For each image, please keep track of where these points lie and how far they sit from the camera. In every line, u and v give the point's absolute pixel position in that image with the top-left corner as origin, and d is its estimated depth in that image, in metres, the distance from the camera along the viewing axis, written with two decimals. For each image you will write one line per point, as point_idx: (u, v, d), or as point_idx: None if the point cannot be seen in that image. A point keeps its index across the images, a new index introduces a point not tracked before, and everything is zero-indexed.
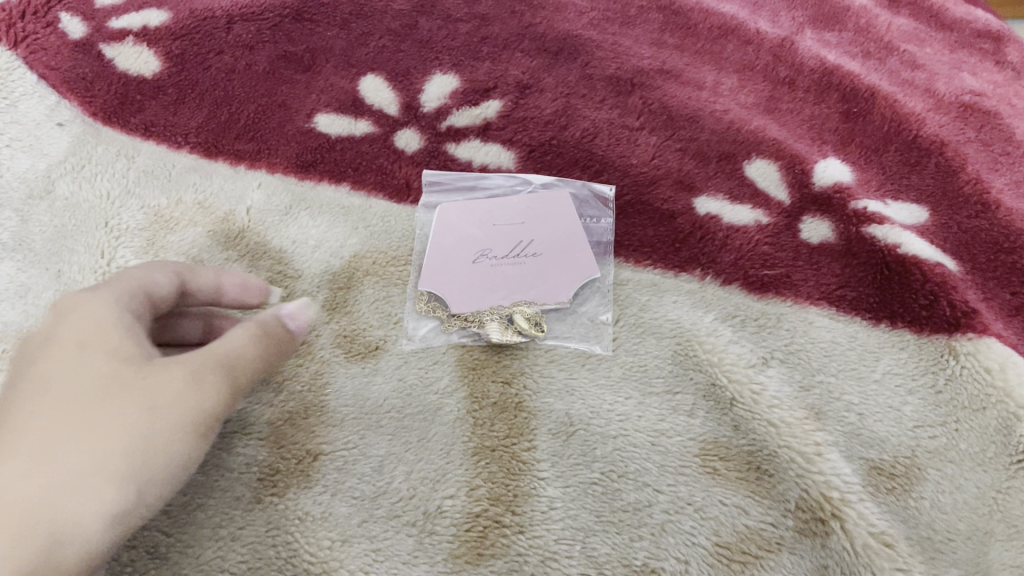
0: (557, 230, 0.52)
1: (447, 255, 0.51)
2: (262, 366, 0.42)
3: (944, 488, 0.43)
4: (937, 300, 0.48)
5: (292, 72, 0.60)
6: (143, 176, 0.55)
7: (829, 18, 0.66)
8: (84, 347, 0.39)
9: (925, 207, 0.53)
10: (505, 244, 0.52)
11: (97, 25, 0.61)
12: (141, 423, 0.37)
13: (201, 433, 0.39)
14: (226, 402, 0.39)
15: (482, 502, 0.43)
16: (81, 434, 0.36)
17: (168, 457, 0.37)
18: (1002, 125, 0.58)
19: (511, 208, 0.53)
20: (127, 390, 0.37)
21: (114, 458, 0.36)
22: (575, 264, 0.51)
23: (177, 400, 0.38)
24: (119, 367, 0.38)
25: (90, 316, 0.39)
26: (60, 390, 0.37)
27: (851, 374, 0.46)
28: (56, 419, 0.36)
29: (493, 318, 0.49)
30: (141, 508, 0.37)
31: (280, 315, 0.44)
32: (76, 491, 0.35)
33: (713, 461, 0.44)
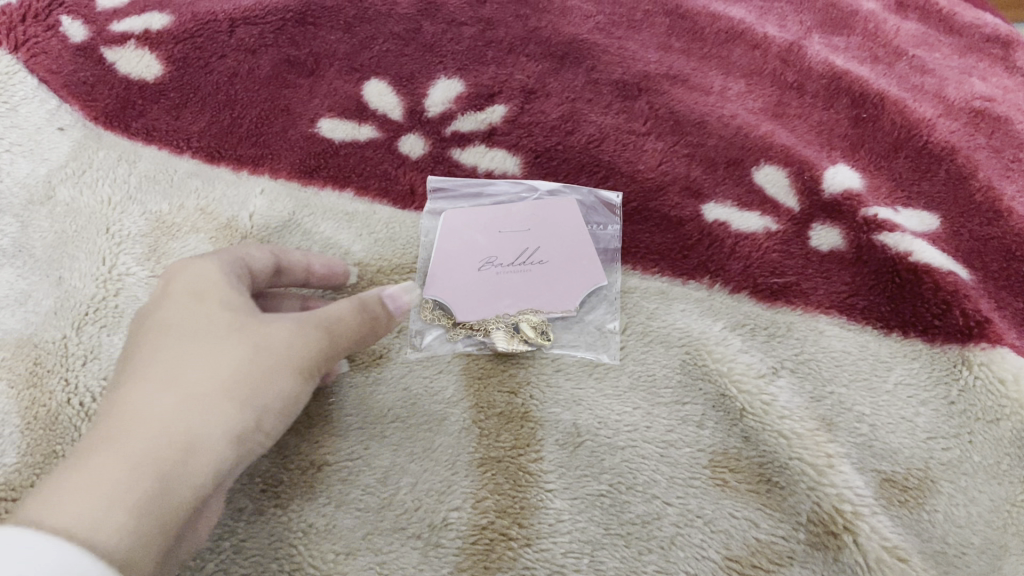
0: (564, 237, 0.51)
1: (452, 263, 0.50)
2: (367, 333, 0.42)
3: (958, 500, 0.42)
4: (950, 309, 0.47)
5: (295, 77, 0.59)
6: (145, 181, 0.54)
7: (838, 22, 0.65)
8: (196, 293, 0.40)
9: (936, 214, 0.53)
10: (510, 252, 0.50)
11: (98, 28, 0.60)
12: (253, 357, 0.38)
13: (304, 376, 0.40)
14: (330, 352, 0.41)
15: (489, 514, 0.42)
16: (201, 363, 0.37)
17: (275, 394, 0.39)
18: (1013, 131, 0.58)
19: (517, 215, 0.51)
20: (238, 329, 0.39)
21: (230, 385, 0.37)
22: (582, 274, 0.50)
23: (279, 355, 0.39)
24: (229, 310, 0.40)
25: (199, 268, 0.41)
26: (177, 329, 0.39)
27: (863, 385, 0.46)
28: (177, 352, 0.38)
29: (498, 326, 0.48)
30: (254, 438, 0.38)
31: (381, 294, 0.43)
32: (201, 411, 0.36)
33: (723, 473, 0.43)
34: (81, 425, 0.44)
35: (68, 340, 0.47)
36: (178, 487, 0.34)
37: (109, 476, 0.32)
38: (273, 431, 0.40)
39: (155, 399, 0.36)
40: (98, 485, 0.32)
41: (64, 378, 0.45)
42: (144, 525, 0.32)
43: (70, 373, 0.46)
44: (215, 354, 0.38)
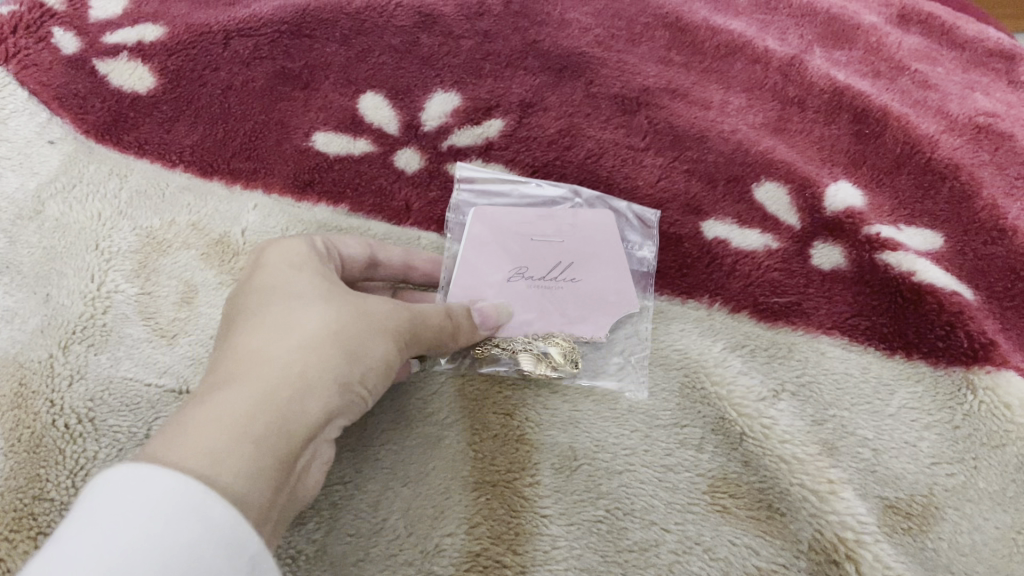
0: (604, 255, 0.48)
1: (481, 269, 0.47)
2: (451, 327, 0.42)
3: (963, 528, 0.41)
4: (954, 331, 0.46)
5: (290, 90, 0.58)
6: (135, 197, 0.54)
7: (839, 36, 0.64)
8: (289, 261, 0.39)
9: (940, 233, 0.52)
10: (544, 265, 0.47)
11: (91, 39, 0.60)
12: (354, 314, 0.37)
13: (400, 342, 0.39)
14: (422, 325, 0.40)
15: (483, 540, 0.41)
16: (304, 314, 0.36)
17: (377, 354, 0.37)
18: (1016, 147, 0.57)
19: (558, 222, 0.48)
20: (334, 292, 0.38)
21: (337, 339, 0.36)
22: (616, 298, 0.48)
23: (381, 323, 0.38)
24: (321, 278, 0.39)
25: (290, 242, 0.40)
26: (272, 289, 0.37)
27: (865, 409, 0.45)
28: (277, 307, 0.36)
29: (526, 348, 0.46)
30: (357, 397, 0.37)
31: (470, 308, 0.44)
32: (310, 359, 0.34)
33: (722, 499, 0.42)
34: (66, 447, 0.43)
35: (54, 359, 0.46)
36: (290, 431, 0.32)
37: (225, 415, 0.31)
38: (372, 395, 0.38)
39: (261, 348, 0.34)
40: (212, 425, 0.30)
41: (50, 399, 0.45)
42: (262, 463, 0.30)
43: (55, 394, 0.45)
44: (314, 309, 0.36)
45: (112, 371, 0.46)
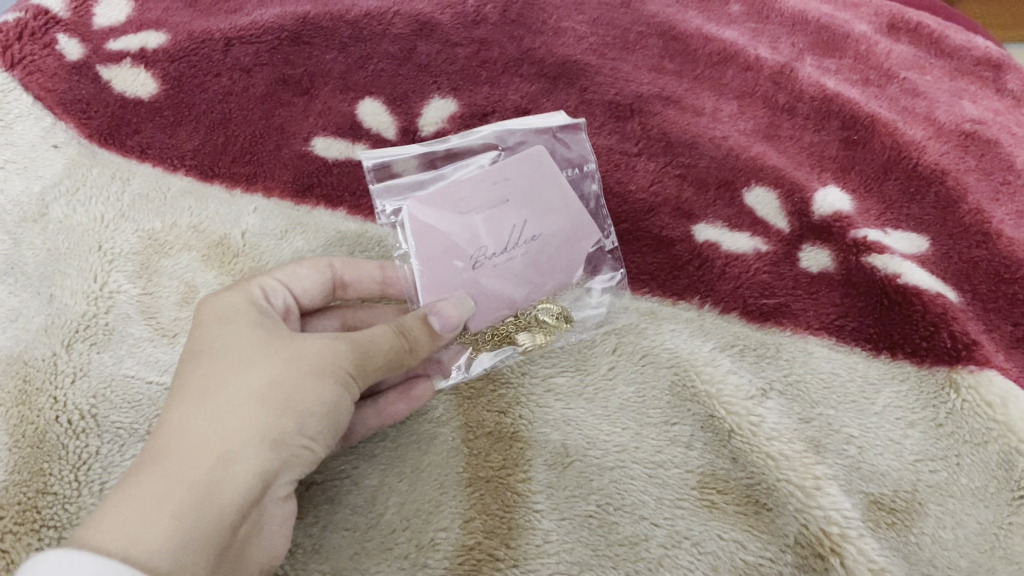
0: (552, 199, 0.47)
1: (440, 269, 0.45)
2: (407, 343, 0.41)
3: (945, 523, 0.42)
4: (938, 331, 0.47)
5: (289, 96, 0.59)
6: (137, 200, 0.55)
7: (830, 45, 0.66)
8: (220, 316, 0.40)
9: (925, 236, 0.53)
10: (498, 231, 0.46)
11: (95, 46, 0.61)
12: (285, 364, 0.38)
13: (341, 376, 0.39)
14: (367, 356, 0.40)
15: (477, 535, 0.42)
16: (235, 372, 0.37)
17: (315, 396, 0.38)
18: (1002, 153, 0.58)
19: (492, 186, 0.46)
20: (268, 342, 0.39)
21: (265, 394, 0.37)
22: (579, 234, 0.48)
23: (315, 365, 0.38)
24: (258, 327, 0.40)
25: (231, 291, 0.42)
26: (208, 346, 0.39)
27: (850, 408, 0.46)
28: (211, 364, 0.38)
29: (521, 325, 0.48)
30: (303, 443, 0.38)
31: (426, 314, 0.42)
32: (236, 421, 0.36)
33: (711, 494, 0.43)
34: (69, 442, 0.44)
35: (57, 357, 0.47)
36: (221, 496, 0.34)
37: (147, 492, 0.33)
38: (323, 435, 0.39)
39: (193, 413, 0.36)
40: (137, 506, 0.32)
41: (53, 396, 0.45)
42: (187, 539, 0.32)
43: (58, 391, 0.46)
44: (242, 366, 0.38)
45: (115, 369, 0.47)
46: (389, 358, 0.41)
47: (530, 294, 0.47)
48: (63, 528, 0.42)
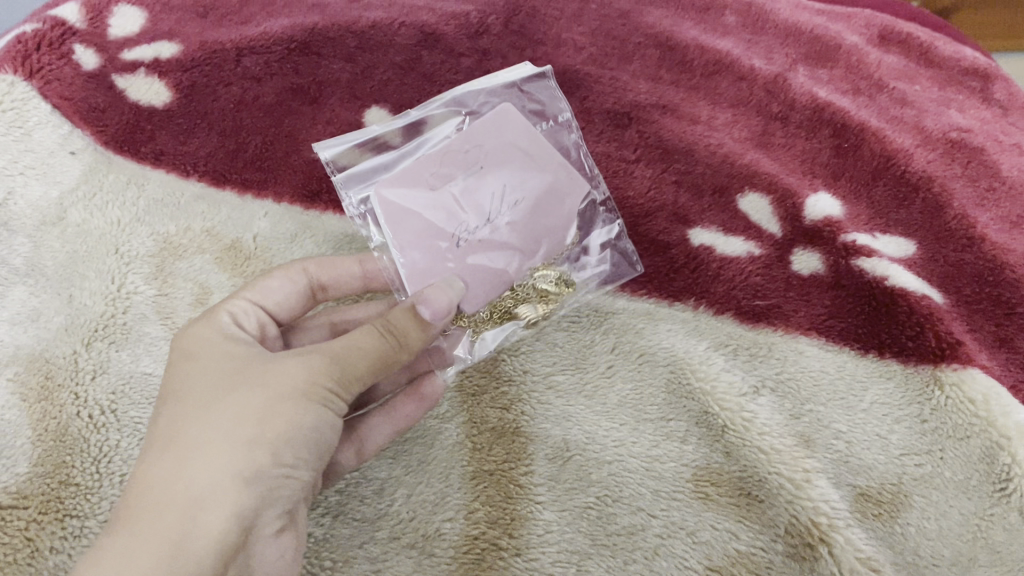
0: (529, 159, 0.46)
1: (426, 250, 0.44)
2: (394, 340, 0.40)
3: (930, 514, 0.44)
4: (923, 331, 0.49)
5: (299, 104, 0.61)
6: (152, 205, 0.57)
7: (822, 55, 0.68)
8: (187, 354, 0.41)
9: (912, 241, 0.55)
10: (475, 199, 0.45)
11: (110, 55, 0.62)
12: (261, 392, 0.38)
13: (319, 395, 0.39)
14: (345, 368, 0.39)
15: (481, 525, 0.44)
16: (213, 405, 0.38)
17: (292, 419, 0.38)
18: (989, 161, 0.60)
19: (460, 155, 0.45)
20: (245, 372, 0.39)
21: (234, 428, 0.37)
22: (563, 194, 0.47)
23: (286, 388, 0.38)
24: (237, 357, 0.40)
25: (213, 317, 0.43)
26: (190, 378, 0.40)
27: (839, 404, 0.47)
28: (192, 397, 0.39)
29: (519, 299, 0.48)
30: (286, 469, 0.38)
31: (414, 305, 0.41)
32: (206, 460, 0.36)
33: (706, 487, 0.45)
34: (90, 436, 0.46)
35: (78, 355, 0.49)
36: (194, 543, 0.35)
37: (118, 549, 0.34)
38: (310, 459, 0.40)
39: (167, 457, 0.37)
40: (110, 561, 0.33)
41: (74, 392, 0.47)
42: None
43: (79, 387, 0.48)
44: (211, 405, 0.38)
45: (132, 366, 0.49)
46: (372, 366, 0.40)
47: (526, 259, 0.47)
48: (85, 517, 0.43)
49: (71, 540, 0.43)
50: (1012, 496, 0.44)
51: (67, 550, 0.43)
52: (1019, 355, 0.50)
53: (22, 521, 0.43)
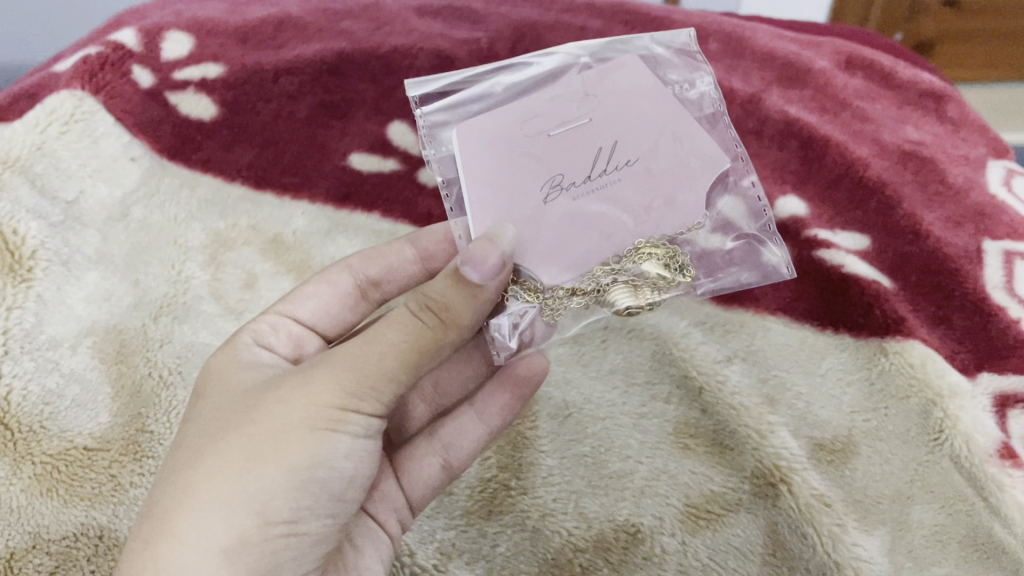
0: (643, 114, 0.44)
1: (517, 203, 0.43)
2: (432, 316, 0.40)
3: (875, 460, 0.52)
4: (873, 309, 0.56)
5: (329, 119, 0.69)
6: (204, 204, 0.64)
7: (794, 78, 0.76)
8: (204, 391, 0.45)
9: (867, 236, 0.63)
10: (580, 154, 0.43)
11: (163, 75, 0.68)
12: (257, 432, 0.39)
13: (326, 421, 0.39)
14: (357, 379, 0.40)
15: (493, 469, 0.53)
16: (209, 451, 0.39)
17: (290, 456, 0.39)
18: (937, 168, 0.68)
19: (568, 100, 0.44)
20: (249, 407, 0.40)
21: (234, 453, 0.38)
22: (676, 159, 0.45)
23: (289, 411, 0.39)
24: (250, 390, 0.43)
25: (241, 343, 0.48)
26: (203, 417, 0.42)
27: (800, 370, 0.55)
28: (196, 438, 0.41)
29: (616, 278, 0.46)
30: (283, 526, 0.39)
31: (459, 266, 0.39)
32: (204, 486, 0.38)
33: (685, 437, 0.54)
34: (161, 392, 0.55)
35: (147, 327, 0.58)
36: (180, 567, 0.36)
37: None
38: (314, 508, 0.40)
39: (175, 481, 0.39)
40: None
41: (146, 356, 0.57)
42: None
43: (150, 352, 0.57)
44: (218, 432, 0.40)
45: (193, 337, 0.58)
46: (387, 372, 0.40)
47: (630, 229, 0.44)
48: (159, 457, 0.53)
49: (148, 476, 0.53)
50: (946, 445, 0.52)
51: (144, 484, 0.52)
52: (954, 330, 0.58)
53: (107, 461, 0.53)
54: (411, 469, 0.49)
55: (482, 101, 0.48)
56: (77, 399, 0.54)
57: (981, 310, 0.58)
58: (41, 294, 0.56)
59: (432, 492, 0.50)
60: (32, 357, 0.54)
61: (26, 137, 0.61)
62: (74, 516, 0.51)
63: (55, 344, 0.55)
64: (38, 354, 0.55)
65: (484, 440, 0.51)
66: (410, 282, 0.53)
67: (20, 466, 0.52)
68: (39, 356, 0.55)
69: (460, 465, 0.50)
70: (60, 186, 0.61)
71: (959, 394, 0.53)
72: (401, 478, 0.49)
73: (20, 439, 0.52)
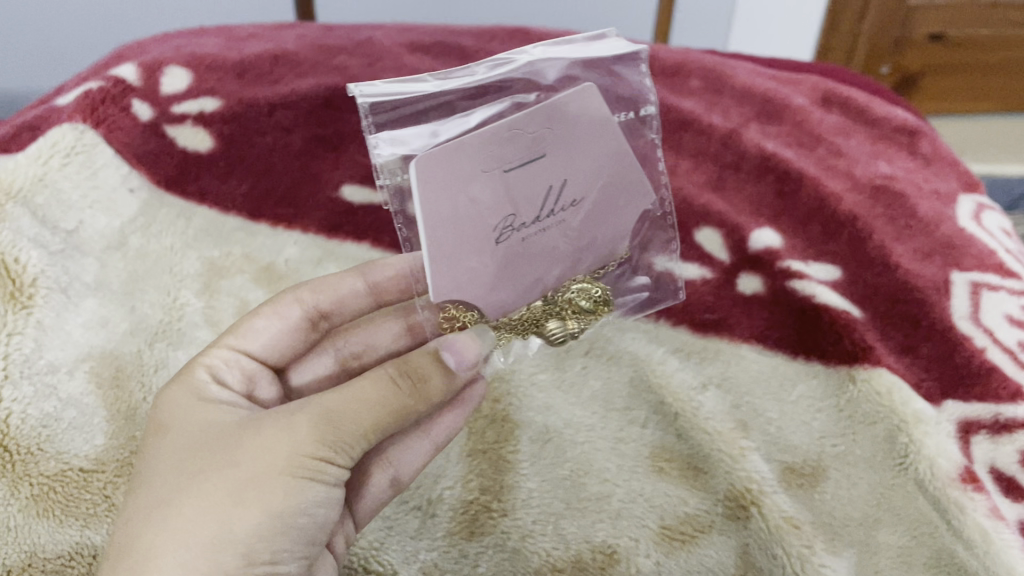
0: (594, 151, 0.45)
1: (468, 241, 0.44)
2: (409, 384, 0.44)
3: (842, 484, 0.54)
4: (842, 338, 0.59)
5: (323, 151, 0.71)
6: (200, 234, 0.66)
7: (772, 114, 0.79)
8: (169, 424, 0.46)
9: (838, 266, 0.65)
10: (532, 194, 0.44)
11: (162, 109, 0.70)
12: (240, 476, 0.41)
13: (303, 470, 0.41)
14: (335, 433, 0.42)
15: (475, 491, 0.54)
16: (189, 491, 0.41)
17: (270, 502, 0.41)
18: (907, 202, 0.70)
19: (530, 136, 0.42)
20: (230, 447, 0.42)
21: (218, 496, 0.40)
22: (616, 197, 0.48)
23: (272, 456, 0.41)
24: (222, 428, 0.44)
25: (196, 377, 0.50)
26: (174, 455, 0.43)
27: (772, 397, 0.58)
28: (173, 475, 0.42)
29: (551, 313, 0.52)
30: (264, 566, 0.41)
31: (438, 351, 0.46)
32: (187, 528, 0.39)
33: (660, 461, 0.56)
34: None
35: (142, 352, 0.60)
36: None
37: None
38: (292, 549, 0.42)
39: (155, 520, 0.40)
40: None
41: (141, 382, 0.59)
42: None
43: (146, 378, 0.59)
44: (197, 473, 0.41)
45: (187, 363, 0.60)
46: (364, 431, 0.43)
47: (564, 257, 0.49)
48: None
49: None
50: (910, 470, 0.54)
51: None
52: (921, 358, 0.60)
53: (101, 482, 0.55)
54: (360, 488, 0.49)
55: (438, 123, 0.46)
56: (73, 422, 0.56)
57: (948, 339, 0.60)
58: (40, 320, 0.58)
59: (377, 506, 0.51)
60: (31, 381, 0.56)
61: (29, 168, 0.63)
62: (69, 535, 0.53)
63: (53, 370, 0.57)
64: (38, 378, 0.56)
65: (432, 455, 0.52)
66: (358, 311, 0.57)
67: (18, 486, 0.54)
68: (37, 381, 0.56)
69: (408, 479, 0.51)
70: (61, 217, 0.62)
71: (924, 420, 0.55)
72: (350, 497, 0.49)
73: (17, 461, 0.54)
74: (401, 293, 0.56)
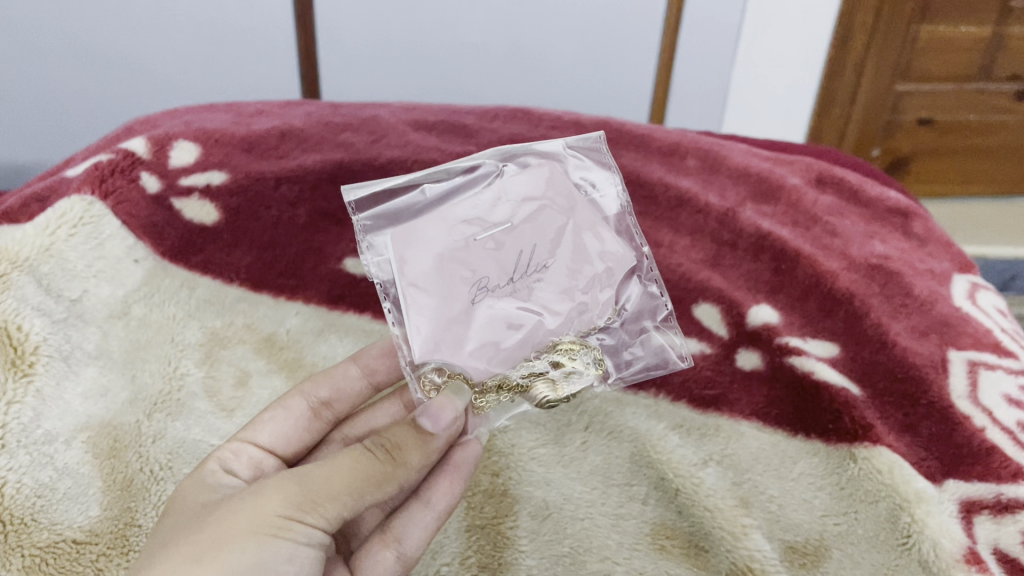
0: (554, 222, 0.54)
1: (450, 302, 0.51)
2: (385, 452, 0.45)
3: (845, 564, 0.54)
4: (841, 416, 0.59)
5: (327, 225, 0.72)
6: (203, 303, 0.67)
7: (768, 193, 0.80)
8: (160, 517, 0.47)
9: (835, 343, 0.66)
10: (504, 258, 0.52)
11: (170, 181, 0.72)
12: (205, 538, 0.41)
13: (268, 527, 0.41)
14: (301, 493, 0.43)
15: (473, 568, 0.54)
16: (156, 560, 0.40)
17: (231, 558, 0.40)
18: (903, 281, 0.71)
19: (492, 209, 0.53)
20: (202, 520, 0.43)
21: (181, 558, 0.40)
22: (586, 264, 0.55)
23: (240, 520, 0.42)
24: (201, 509, 0.45)
25: (208, 466, 0.50)
26: (157, 537, 0.44)
27: (773, 474, 0.57)
28: (147, 552, 0.42)
29: (540, 376, 0.53)
30: None
31: (415, 418, 0.47)
32: None
33: (661, 539, 0.56)
34: (151, 487, 0.57)
35: (141, 423, 0.60)
36: None
37: None
38: None
39: None
40: None
41: (138, 452, 0.58)
42: None
43: (143, 448, 0.59)
44: (168, 544, 0.42)
45: (185, 433, 0.60)
46: (333, 492, 0.43)
47: (548, 327, 0.54)
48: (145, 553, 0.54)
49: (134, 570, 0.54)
50: (914, 551, 0.54)
51: None
52: (920, 438, 0.60)
53: (93, 554, 0.54)
54: (367, 566, 0.50)
55: (415, 206, 0.57)
56: (68, 492, 0.55)
57: (946, 419, 0.60)
58: (40, 389, 0.57)
59: None
60: (28, 451, 0.55)
61: (36, 238, 0.63)
62: None
63: (50, 439, 0.56)
64: (35, 448, 0.56)
65: (437, 524, 0.51)
66: (359, 399, 0.57)
67: (9, 556, 0.53)
68: (35, 451, 0.56)
69: (415, 552, 0.50)
70: (65, 285, 0.63)
71: (926, 500, 0.55)
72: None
73: (10, 531, 0.53)
74: (393, 372, 0.58)
